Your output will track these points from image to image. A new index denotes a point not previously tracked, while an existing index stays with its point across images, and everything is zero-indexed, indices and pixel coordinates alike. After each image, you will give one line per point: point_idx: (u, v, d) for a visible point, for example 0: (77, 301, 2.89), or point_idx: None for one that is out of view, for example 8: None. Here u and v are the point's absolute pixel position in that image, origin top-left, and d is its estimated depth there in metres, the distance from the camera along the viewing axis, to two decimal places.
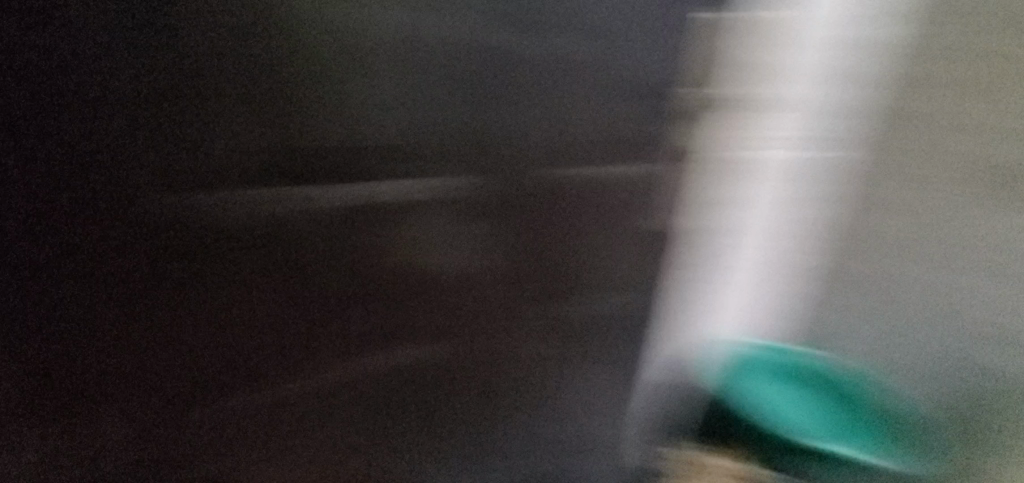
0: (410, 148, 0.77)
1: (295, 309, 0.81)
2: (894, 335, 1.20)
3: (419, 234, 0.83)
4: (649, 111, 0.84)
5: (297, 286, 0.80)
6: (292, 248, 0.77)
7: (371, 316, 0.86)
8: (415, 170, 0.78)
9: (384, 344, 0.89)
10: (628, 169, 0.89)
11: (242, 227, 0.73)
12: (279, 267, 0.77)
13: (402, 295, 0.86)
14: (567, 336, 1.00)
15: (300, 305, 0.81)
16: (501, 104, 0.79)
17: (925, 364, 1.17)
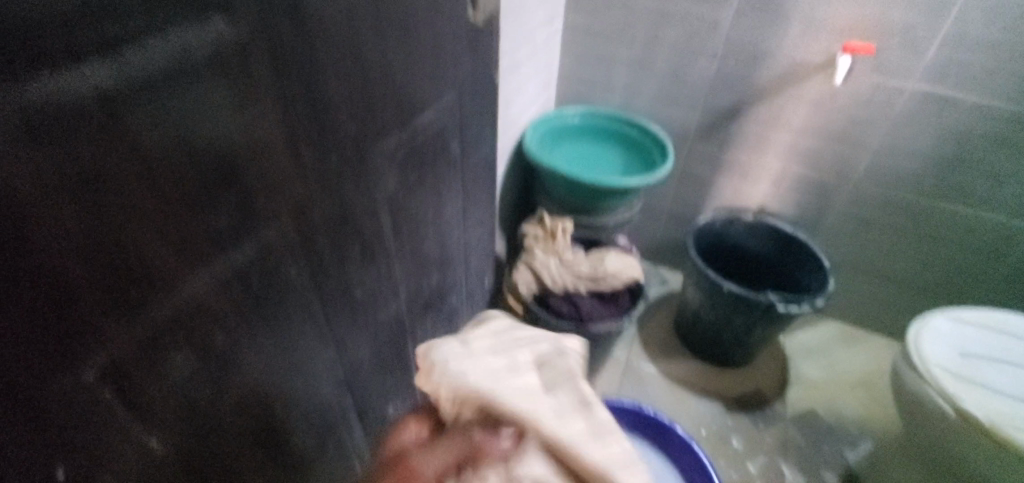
0: (116, 400, 0.35)
1: (108, 384, 0.34)
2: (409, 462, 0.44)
3: (295, 339, 0.50)
4: (406, 298, 0.69)
5: (49, 450, 0.32)
6: (112, 414, 0.35)
7: (309, 237, 0.47)
8: (63, 422, 0.32)
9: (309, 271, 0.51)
10: (377, 291, 0.61)
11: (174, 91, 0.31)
12: (81, 106, 0.27)
13: (325, 176, 0.46)
14: (367, 259, 0.56)
15: (86, 127, 0.28)
16: (112, 427, 0.35)
17: (383, 309, 0.64)
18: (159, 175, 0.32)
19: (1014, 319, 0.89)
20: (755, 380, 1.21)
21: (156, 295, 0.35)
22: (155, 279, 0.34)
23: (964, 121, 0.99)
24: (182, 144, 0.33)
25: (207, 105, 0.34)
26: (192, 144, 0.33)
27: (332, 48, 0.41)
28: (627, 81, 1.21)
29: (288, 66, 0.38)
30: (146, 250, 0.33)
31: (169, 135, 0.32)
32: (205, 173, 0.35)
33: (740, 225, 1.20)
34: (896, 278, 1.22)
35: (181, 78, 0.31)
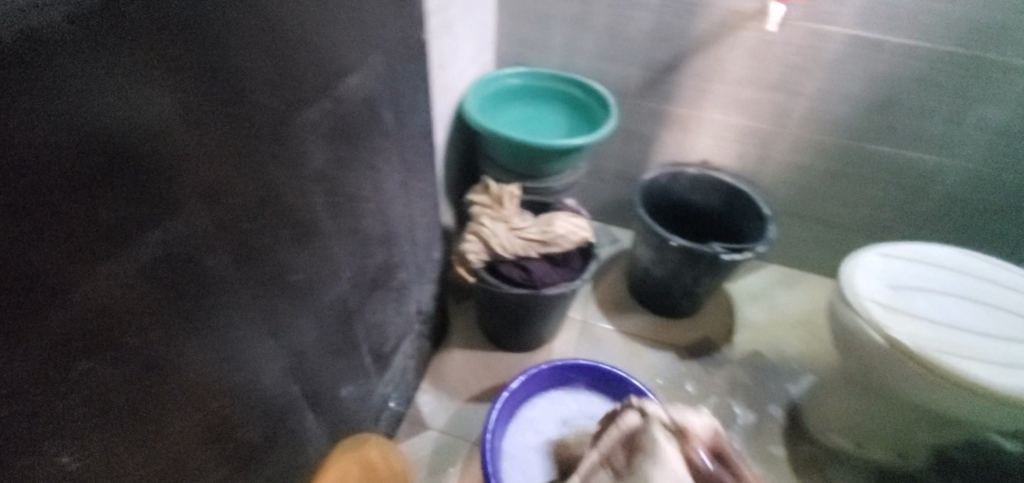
0: (27, 414, 0.31)
1: (14, 397, 0.30)
2: None
3: (230, 331, 0.46)
4: (349, 279, 0.65)
5: None
6: (22, 430, 0.31)
7: (234, 220, 0.43)
8: None
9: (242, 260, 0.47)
10: (316, 273, 0.57)
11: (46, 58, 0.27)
12: None
13: (242, 153, 0.42)
14: (300, 241, 0.53)
15: None
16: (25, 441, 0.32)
17: (325, 294, 0.61)
18: (31, 166, 0.28)
19: (937, 251, 0.96)
20: (705, 328, 1.26)
21: (53, 301, 0.31)
22: (49, 282, 0.30)
23: (888, 64, 1.03)
24: (61, 121, 0.28)
25: (84, 78, 0.29)
26: (71, 125, 0.29)
27: (231, 9, 0.37)
28: (566, 38, 1.17)
29: (179, 27, 0.34)
30: (40, 247, 0.29)
31: (47, 112, 0.28)
32: (99, 156, 0.31)
33: (685, 179, 1.23)
34: (829, 220, 1.29)
35: (49, 44, 0.27)
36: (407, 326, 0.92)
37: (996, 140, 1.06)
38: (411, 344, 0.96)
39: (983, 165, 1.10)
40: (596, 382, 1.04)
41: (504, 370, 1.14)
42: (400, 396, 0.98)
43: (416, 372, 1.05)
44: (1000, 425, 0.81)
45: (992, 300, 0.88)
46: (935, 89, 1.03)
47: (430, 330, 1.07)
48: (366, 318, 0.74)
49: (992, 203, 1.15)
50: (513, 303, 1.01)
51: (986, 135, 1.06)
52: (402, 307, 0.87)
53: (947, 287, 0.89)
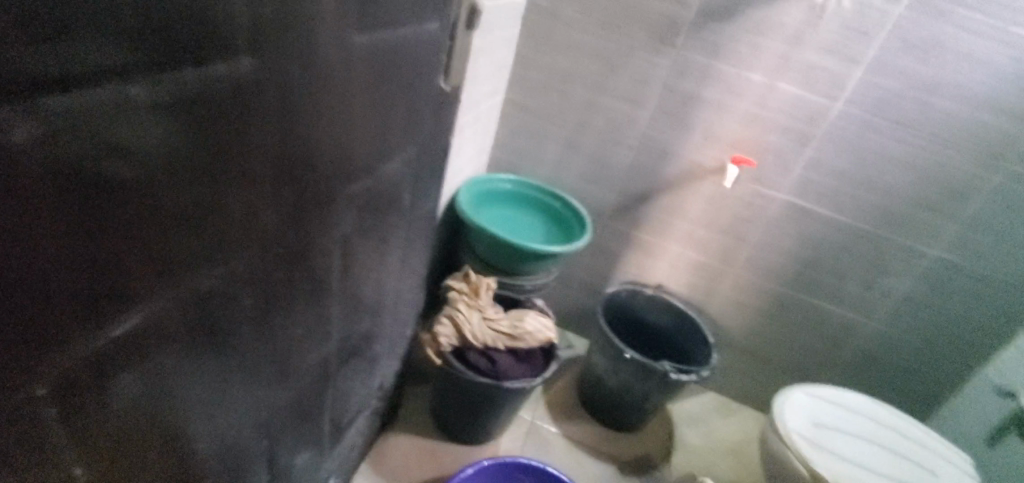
0: (57, 419, 0.33)
1: (56, 399, 0.32)
2: None
3: (233, 373, 0.48)
4: (336, 342, 0.68)
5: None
6: (47, 434, 0.32)
7: (271, 268, 0.47)
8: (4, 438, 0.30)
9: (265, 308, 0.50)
10: (314, 330, 0.60)
11: (192, 114, 0.33)
12: (112, 117, 0.28)
13: (294, 211, 0.47)
14: (313, 296, 0.56)
15: (113, 139, 0.29)
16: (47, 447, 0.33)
17: (314, 354, 0.63)
18: (148, 192, 0.32)
19: (856, 398, 1.08)
20: (646, 445, 1.30)
21: (116, 311, 0.34)
22: (120, 293, 0.33)
23: (818, 230, 1.23)
24: (182, 163, 0.34)
25: (209, 133, 0.35)
26: (186, 166, 0.34)
27: (327, 98, 0.45)
28: (554, 158, 1.33)
29: (288, 106, 0.41)
30: (128, 262, 0.33)
31: (177, 152, 0.33)
32: (196, 194, 0.36)
33: (642, 299, 1.34)
34: (763, 356, 1.42)
35: (199, 104, 0.33)
36: (367, 400, 0.91)
37: (899, 308, 1.25)
38: (365, 419, 0.95)
39: (888, 327, 1.28)
40: None
41: (448, 461, 1.12)
42: (341, 475, 0.94)
43: (360, 451, 1.02)
44: None
45: (899, 449, 0.99)
46: (853, 256, 1.23)
47: (384, 407, 1.05)
48: (338, 384, 0.75)
49: (897, 362, 1.31)
50: (472, 392, 1.03)
51: (892, 302, 1.25)
52: (369, 379, 0.87)
53: (861, 431, 1.00)
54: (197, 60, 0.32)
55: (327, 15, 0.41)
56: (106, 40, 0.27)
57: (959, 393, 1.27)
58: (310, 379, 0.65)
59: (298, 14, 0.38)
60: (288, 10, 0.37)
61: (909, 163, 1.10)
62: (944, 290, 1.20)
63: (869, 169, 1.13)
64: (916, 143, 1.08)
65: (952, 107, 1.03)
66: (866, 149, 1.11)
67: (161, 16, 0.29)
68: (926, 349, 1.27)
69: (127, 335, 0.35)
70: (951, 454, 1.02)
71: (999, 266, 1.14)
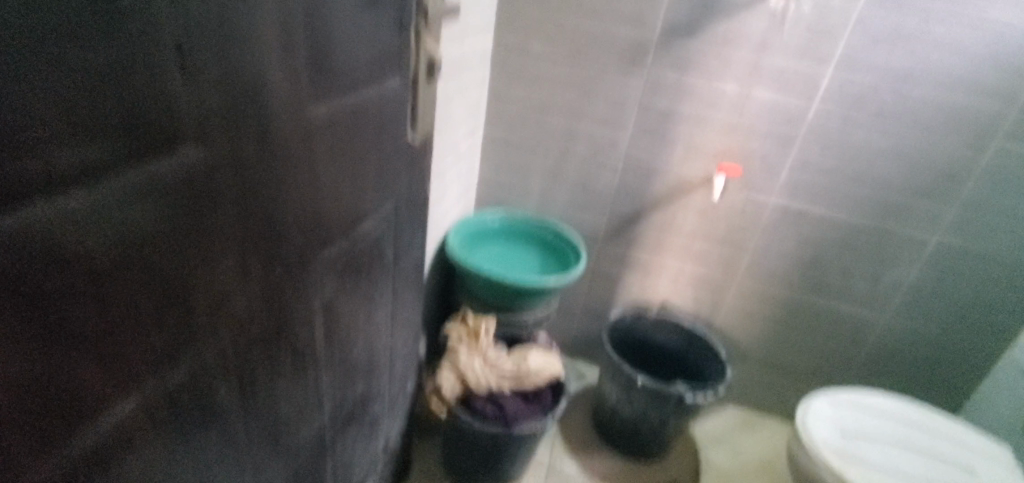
0: None
1: None
2: None
3: (216, 466, 0.45)
4: (331, 411, 0.65)
5: None
6: None
7: (249, 351, 0.45)
8: None
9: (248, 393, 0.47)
10: (304, 404, 0.57)
11: (145, 213, 0.32)
12: (56, 232, 0.27)
13: (269, 289, 0.45)
14: (299, 370, 0.54)
15: (59, 254, 0.27)
16: None
17: (307, 428, 0.60)
18: (102, 301, 0.30)
19: (881, 399, 1.04)
20: (671, 472, 1.25)
21: (81, 429, 0.31)
22: (84, 410, 0.31)
23: (815, 230, 1.21)
24: (139, 264, 0.32)
25: (167, 223, 0.33)
26: (145, 262, 0.32)
27: (291, 171, 0.43)
28: (541, 188, 1.32)
29: (250, 186, 0.40)
30: (88, 375, 0.31)
31: (133, 255, 0.32)
32: (158, 292, 0.34)
33: (647, 320, 1.31)
34: (779, 364, 1.38)
35: (151, 202, 0.32)
36: (373, 463, 0.87)
37: (910, 299, 1.22)
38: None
39: (903, 320, 1.25)
40: None
41: None
42: None
43: None
44: None
45: (934, 449, 0.94)
46: (855, 252, 1.21)
47: (393, 467, 1.01)
48: (339, 453, 0.72)
49: (917, 354, 1.27)
50: (482, 440, 0.99)
51: (901, 293, 1.22)
52: (372, 442, 0.84)
53: (893, 435, 0.96)
54: (144, 158, 0.31)
55: (281, 90, 0.40)
56: (42, 156, 0.25)
57: (986, 379, 1.23)
58: (307, 454, 0.62)
59: (250, 95, 0.37)
60: (240, 92, 0.36)
61: (896, 152, 1.09)
62: (954, 275, 1.17)
63: (856, 163, 1.12)
64: (900, 132, 1.07)
65: (931, 94, 1.02)
66: (851, 143, 1.10)
67: (99, 122, 0.28)
68: (945, 337, 1.23)
69: (95, 451, 0.33)
70: (990, 448, 0.97)
71: (1005, 245, 1.11)
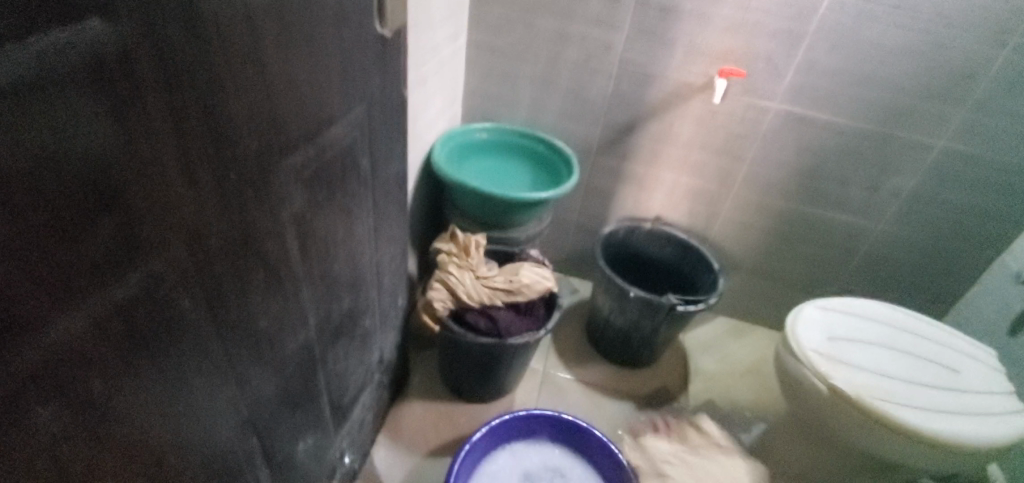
0: None
1: None
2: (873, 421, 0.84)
3: (193, 380, 0.44)
4: (317, 326, 0.64)
5: None
6: None
7: (211, 262, 0.42)
8: None
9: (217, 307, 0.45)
10: (285, 319, 0.56)
11: (50, 100, 0.27)
12: None
13: (224, 196, 0.42)
14: (274, 284, 0.52)
15: None
16: None
17: (292, 342, 0.59)
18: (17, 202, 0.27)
19: (871, 305, 1.04)
20: (661, 378, 1.29)
21: (22, 340, 0.29)
22: (21, 320, 0.29)
23: (817, 136, 1.15)
24: (55, 161, 0.28)
25: (80, 117, 0.29)
26: (62, 161, 0.29)
27: (230, 60, 0.38)
28: (531, 98, 1.25)
29: (179, 75, 0.35)
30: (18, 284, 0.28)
31: (44, 150, 0.28)
32: (86, 194, 0.31)
33: (641, 234, 1.29)
34: (771, 274, 1.38)
35: (54, 87, 0.27)
36: (368, 375, 0.89)
37: (910, 206, 1.19)
38: (370, 394, 0.93)
39: (900, 228, 1.23)
40: (558, 433, 1.05)
41: (464, 421, 1.11)
42: (356, 451, 0.94)
43: (373, 424, 1.01)
44: (937, 468, 0.87)
45: (918, 351, 0.96)
46: (857, 159, 1.16)
47: (390, 379, 1.04)
48: (330, 366, 0.72)
49: (910, 261, 1.27)
50: (476, 352, 1.01)
51: (901, 201, 1.19)
52: (365, 356, 0.85)
53: (879, 339, 0.97)
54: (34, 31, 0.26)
55: None
56: None
57: (977, 284, 1.24)
58: (295, 367, 0.62)
59: None
60: None
61: (912, 48, 1.01)
62: (957, 181, 1.13)
63: (867, 62, 1.04)
64: (918, 25, 0.98)
65: None
66: (864, 40, 1.02)
67: None
68: (941, 244, 1.22)
69: (43, 363, 0.31)
70: (973, 349, 0.99)
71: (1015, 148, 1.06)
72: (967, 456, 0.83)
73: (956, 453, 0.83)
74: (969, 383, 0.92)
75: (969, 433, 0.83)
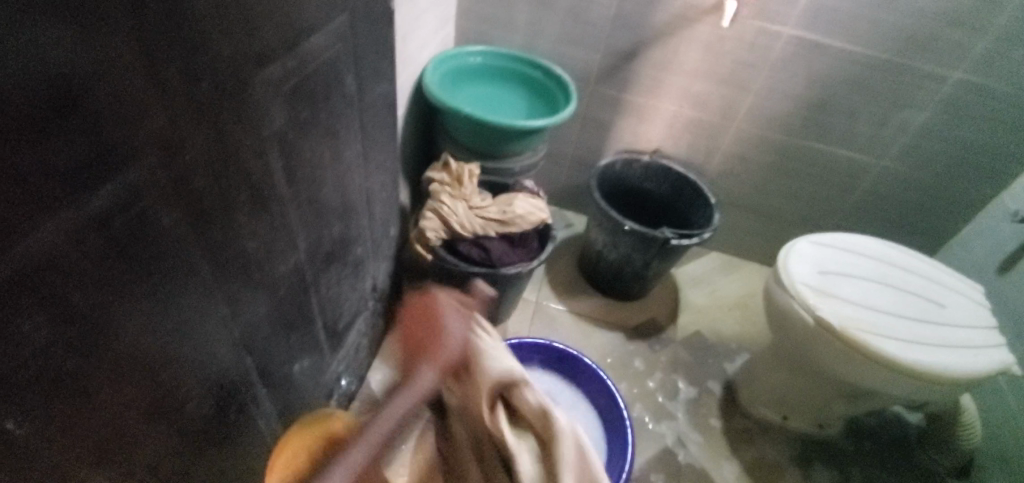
0: None
1: None
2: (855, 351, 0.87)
3: (182, 299, 0.44)
4: (307, 251, 0.64)
5: None
6: None
7: (192, 179, 0.41)
8: None
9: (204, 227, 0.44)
10: (274, 241, 0.55)
11: None
12: None
13: (200, 108, 0.40)
14: (260, 205, 0.51)
15: None
16: None
17: (283, 267, 0.59)
18: None
19: (864, 241, 1.05)
20: (651, 310, 1.32)
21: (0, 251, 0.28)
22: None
23: (826, 66, 1.10)
24: (15, 58, 0.26)
25: (35, 5, 0.26)
26: (19, 56, 0.26)
27: None
28: (528, 19, 1.17)
29: None
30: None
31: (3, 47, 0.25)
32: (52, 99, 0.29)
33: (638, 167, 1.27)
34: (767, 210, 1.37)
35: None
36: (362, 303, 0.90)
37: (914, 142, 1.17)
38: (365, 321, 0.95)
39: (901, 164, 1.21)
40: (548, 361, 1.08)
41: None
42: (353, 375, 0.97)
43: (369, 350, 1.04)
44: (911, 396, 0.91)
45: (907, 286, 0.98)
46: (865, 90, 1.12)
47: (385, 307, 1.05)
48: (324, 292, 0.72)
49: (906, 199, 1.26)
50: (470, 282, 1.01)
51: (905, 136, 1.16)
52: (358, 283, 0.85)
53: (869, 273, 0.98)
54: None
55: None
56: None
57: (969, 222, 1.24)
58: (288, 291, 0.62)
59: None
60: None
61: None
62: (965, 116, 1.10)
63: None
64: None
65: None
66: None
67: None
68: (939, 181, 1.21)
69: (23, 275, 0.30)
70: (960, 285, 1.00)
71: None
72: (941, 385, 0.87)
73: (929, 382, 0.86)
74: (952, 317, 0.94)
75: (946, 364, 0.86)
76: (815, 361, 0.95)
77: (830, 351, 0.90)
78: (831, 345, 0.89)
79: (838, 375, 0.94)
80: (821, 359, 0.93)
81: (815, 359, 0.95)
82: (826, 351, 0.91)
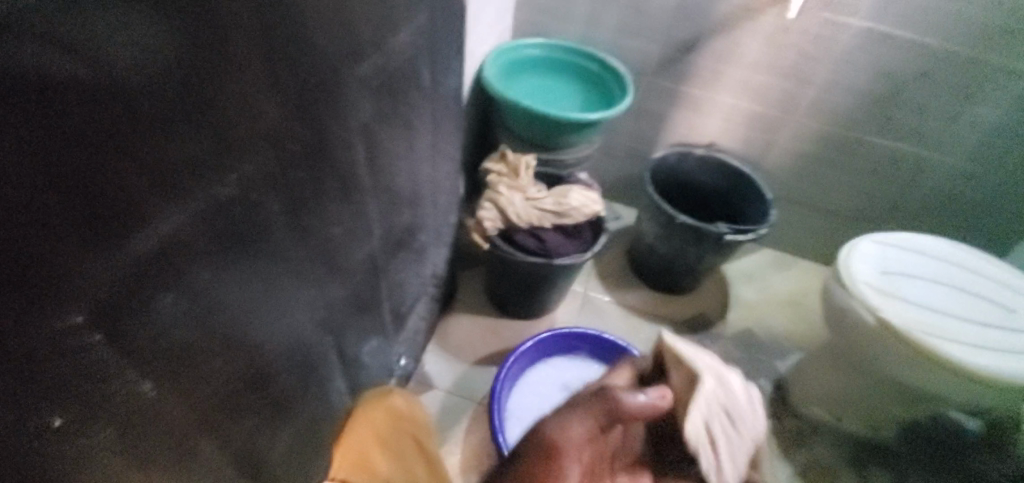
0: (114, 341, 0.33)
1: (102, 321, 0.32)
2: (920, 354, 0.85)
3: (280, 279, 0.48)
4: (381, 237, 0.67)
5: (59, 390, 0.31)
6: (108, 357, 0.33)
7: (292, 167, 0.44)
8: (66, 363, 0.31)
9: (301, 213, 0.48)
10: (355, 226, 0.59)
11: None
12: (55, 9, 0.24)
13: (299, 100, 0.43)
14: (345, 193, 0.54)
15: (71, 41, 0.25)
16: (116, 367, 0.34)
17: (361, 252, 0.63)
18: (131, 99, 0.29)
19: (932, 242, 1.01)
20: (701, 305, 1.31)
21: (144, 231, 0.32)
22: (141, 213, 0.32)
23: (897, 58, 1.06)
24: (155, 58, 0.30)
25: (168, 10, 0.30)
26: (158, 58, 0.30)
27: None
28: (586, 11, 1.17)
29: None
30: (138, 182, 0.31)
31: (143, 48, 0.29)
32: (184, 93, 0.32)
33: (692, 161, 1.26)
34: (824, 207, 1.33)
35: None
36: (422, 288, 0.94)
37: (990, 139, 1.11)
38: (424, 305, 0.98)
39: (977, 163, 1.15)
40: (598, 351, 1.09)
41: (509, 335, 1.17)
42: (410, 356, 1.01)
43: (424, 333, 1.08)
44: (977, 404, 0.88)
45: (977, 290, 0.93)
46: (939, 85, 1.07)
47: (441, 293, 1.09)
48: (392, 276, 0.76)
49: (977, 200, 1.20)
50: (523, 271, 1.03)
51: (980, 133, 1.11)
52: (420, 269, 0.88)
53: (937, 275, 0.95)
54: None
55: None
56: None
57: None
58: (362, 276, 0.65)
59: None
60: None
61: None
62: None
63: None
64: None
65: None
66: None
67: None
68: (1014, 180, 1.15)
69: (161, 254, 0.34)
70: None
71: None
72: (1010, 393, 0.84)
73: (998, 390, 0.83)
74: None
75: (1018, 372, 0.82)
76: (877, 363, 0.93)
77: (891, 352, 0.88)
78: (892, 345, 0.87)
79: (900, 379, 0.91)
80: (882, 361, 0.91)
81: (875, 360, 0.93)
82: (884, 351, 0.89)
